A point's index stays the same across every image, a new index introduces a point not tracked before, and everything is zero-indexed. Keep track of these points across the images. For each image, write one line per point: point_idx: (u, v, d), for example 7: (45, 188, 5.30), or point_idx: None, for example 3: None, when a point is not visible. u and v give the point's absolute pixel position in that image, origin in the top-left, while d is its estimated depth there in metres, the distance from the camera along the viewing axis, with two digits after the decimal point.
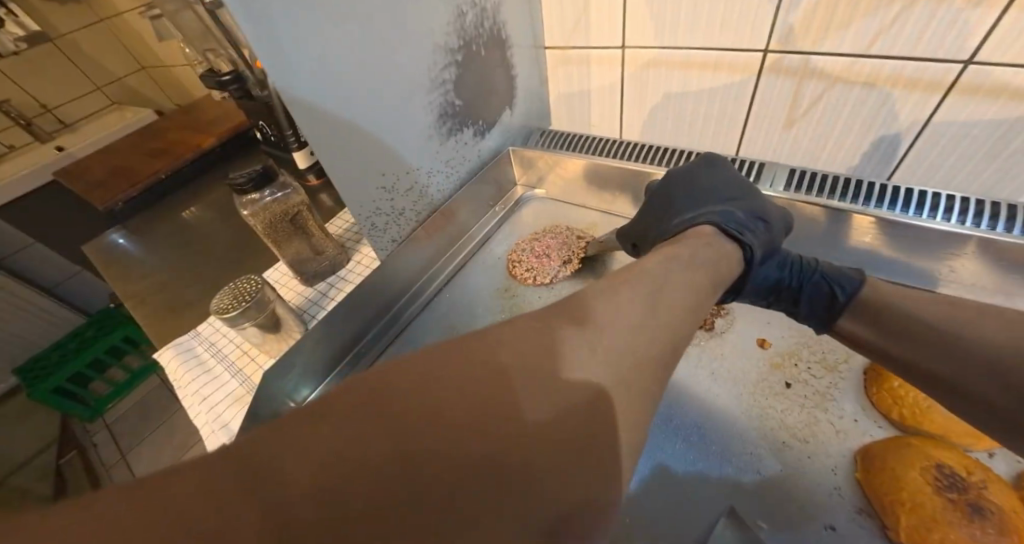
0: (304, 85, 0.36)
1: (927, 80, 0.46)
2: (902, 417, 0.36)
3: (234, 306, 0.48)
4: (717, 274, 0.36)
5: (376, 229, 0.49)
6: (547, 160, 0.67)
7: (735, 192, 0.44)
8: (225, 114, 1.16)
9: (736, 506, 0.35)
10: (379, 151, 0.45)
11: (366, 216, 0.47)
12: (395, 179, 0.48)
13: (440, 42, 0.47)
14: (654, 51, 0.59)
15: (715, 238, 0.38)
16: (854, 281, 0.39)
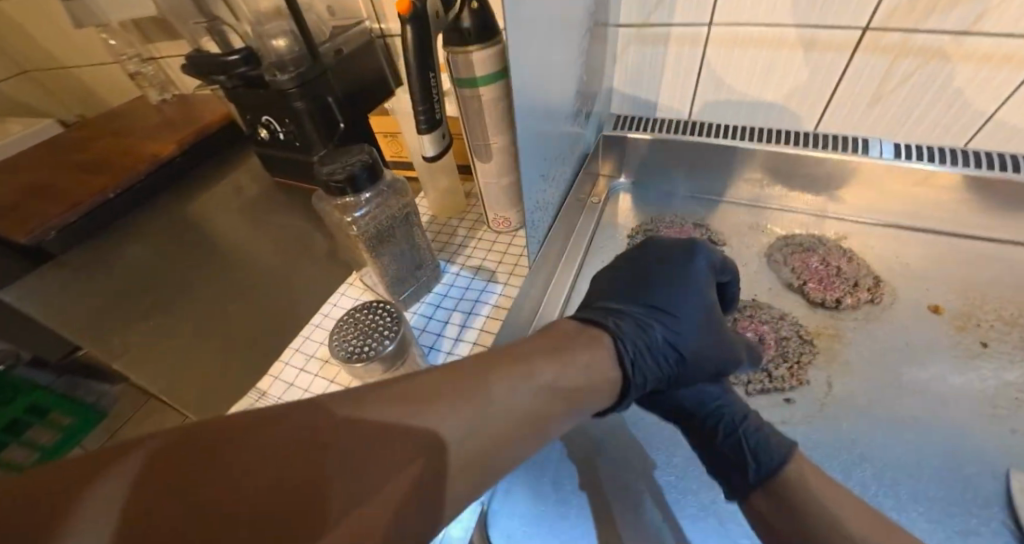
0: (518, 31, 0.29)
1: (1022, 55, 0.48)
2: None
3: (369, 349, 0.34)
4: (595, 394, 0.32)
5: (536, 221, 0.42)
6: (636, 147, 0.62)
7: (646, 301, 0.40)
8: (173, 117, 0.94)
9: (1014, 465, 0.35)
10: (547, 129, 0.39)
11: (532, 207, 0.40)
12: (551, 164, 0.42)
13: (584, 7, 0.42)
14: (743, 29, 0.57)
15: (605, 355, 0.34)
16: (776, 460, 0.35)
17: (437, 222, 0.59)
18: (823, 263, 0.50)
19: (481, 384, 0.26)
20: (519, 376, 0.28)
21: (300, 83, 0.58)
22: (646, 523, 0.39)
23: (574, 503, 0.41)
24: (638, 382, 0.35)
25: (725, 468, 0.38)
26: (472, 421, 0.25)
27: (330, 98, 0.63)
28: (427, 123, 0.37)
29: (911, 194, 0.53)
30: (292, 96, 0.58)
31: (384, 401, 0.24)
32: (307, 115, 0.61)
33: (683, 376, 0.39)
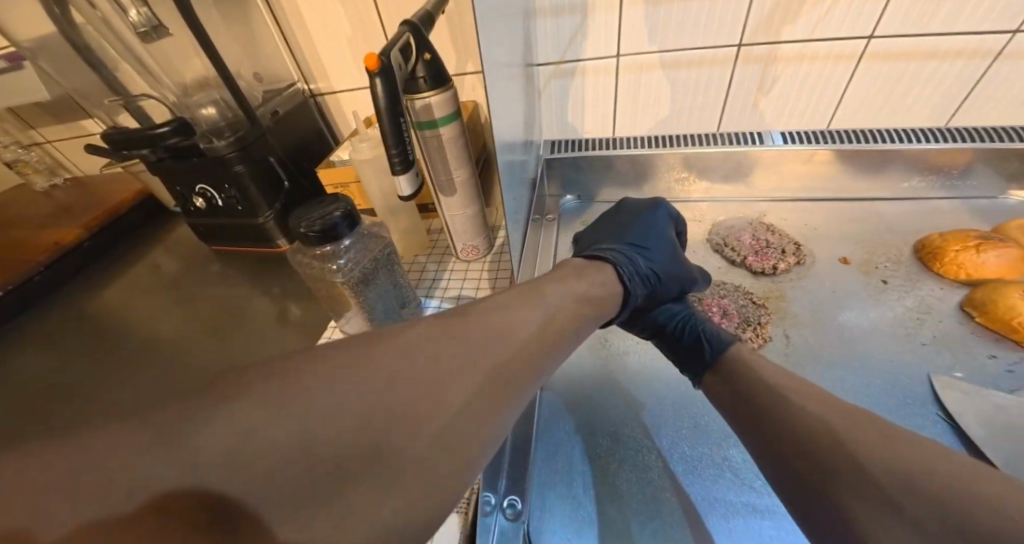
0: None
1: (846, 54, 0.63)
2: (968, 277, 0.49)
3: None
4: (604, 308, 0.44)
5: (512, 229, 0.47)
6: (577, 165, 0.68)
7: (629, 241, 0.52)
8: (64, 199, 0.85)
9: (932, 368, 0.43)
10: (513, 145, 0.46)
11: (512, 211, 0.47)
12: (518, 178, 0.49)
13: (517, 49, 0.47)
14: (646, 56, 0.65)
15: (608, 276, 0.46)
16: (724, 342, 0.45)
17: (407, 263, 0.59)
18: (754, 237, 0.59)
19: (533, 296, 0.38)
20: (560, 289, 0.40)
21: (240, 147, 0.57)
22: (660, 492, 0.39)
23: (585, 494, 0.39)
24: (636, 294, 0.48)
25: (689, 359, 0.46)
26: (536, 319, 0.36)
27: (272, 158, 0.62)
28: (401, 162, 0.40)
29: (803, 172, 0.65)
30: (232, 160, 0.57)
31: (478, 310, 0.34)
32: (250, 178, 0.59)
33: (661, 290, 0.51)
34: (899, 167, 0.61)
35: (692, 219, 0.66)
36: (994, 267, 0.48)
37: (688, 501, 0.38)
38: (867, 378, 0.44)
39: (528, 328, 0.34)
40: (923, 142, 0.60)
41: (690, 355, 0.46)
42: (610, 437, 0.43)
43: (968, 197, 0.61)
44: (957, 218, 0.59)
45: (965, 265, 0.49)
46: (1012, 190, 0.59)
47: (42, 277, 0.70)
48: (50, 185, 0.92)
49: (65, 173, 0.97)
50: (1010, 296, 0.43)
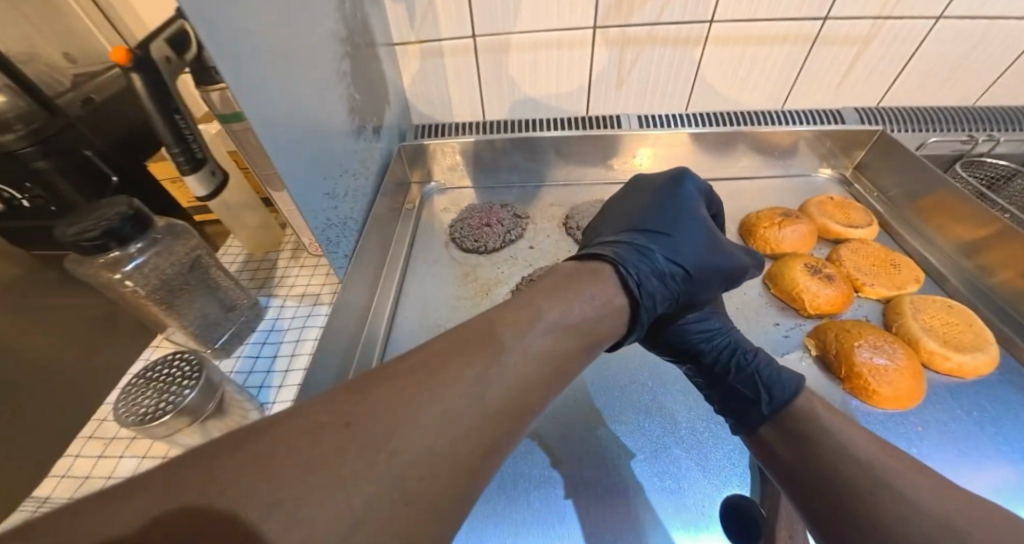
0: (243, 75, 0.30)
1: (692, 37, 0.66)
2: (772, 251, 0.55)
3: (163, 400, 0.32)
4: (611, 326, 0.32)
5: (331, 243, 0.43)
6: (439, 150, 0.66)
7: (647, 236, 0.38)
8: None
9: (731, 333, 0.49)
10: (319, 150, 0.40)
11: (321, 230, 0.41)
12: (335, 183, 0.44)
13: (321, 30, 0.42)
14: (504, 36, 0.64)
15: (609, 280, 0.33)
16: (788, 391, 0.36)
17: (253, 259, 0.56)
18: None
19: (521, 323, 0.27)
20: (554, 310, 0.29)
21: (37, 140, 0.48)
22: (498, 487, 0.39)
23: None
24: (648, 305, 0.34)
25: (740, 407, 0.38)
26: (520, 366, 0.25)
27: (89, 152, 0.54)
28: (190, 163, 0.36)
29: (656, 153, 0.68)
30: (30, 156, 0.48)
31: (431, 359, 0.24)
32: (58, 174, 0.51)
33: (681, 290, 0.38)
34: (735, 149, 0.67)
35: (555, 202, 0.67)
36: (790, 242, 0.54)
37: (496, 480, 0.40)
38: None
39: (496, 384, 0.24)
40: (750, 125, 0.65)
41: (744, 407, 0.38)
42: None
43: (789, 175, 0.68)
44: (777, 196, 0.65)
45: (770, 241, 0.55)
46: (821, 168, 0.67)
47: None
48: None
49: None
50: (793, 270, 0.50)
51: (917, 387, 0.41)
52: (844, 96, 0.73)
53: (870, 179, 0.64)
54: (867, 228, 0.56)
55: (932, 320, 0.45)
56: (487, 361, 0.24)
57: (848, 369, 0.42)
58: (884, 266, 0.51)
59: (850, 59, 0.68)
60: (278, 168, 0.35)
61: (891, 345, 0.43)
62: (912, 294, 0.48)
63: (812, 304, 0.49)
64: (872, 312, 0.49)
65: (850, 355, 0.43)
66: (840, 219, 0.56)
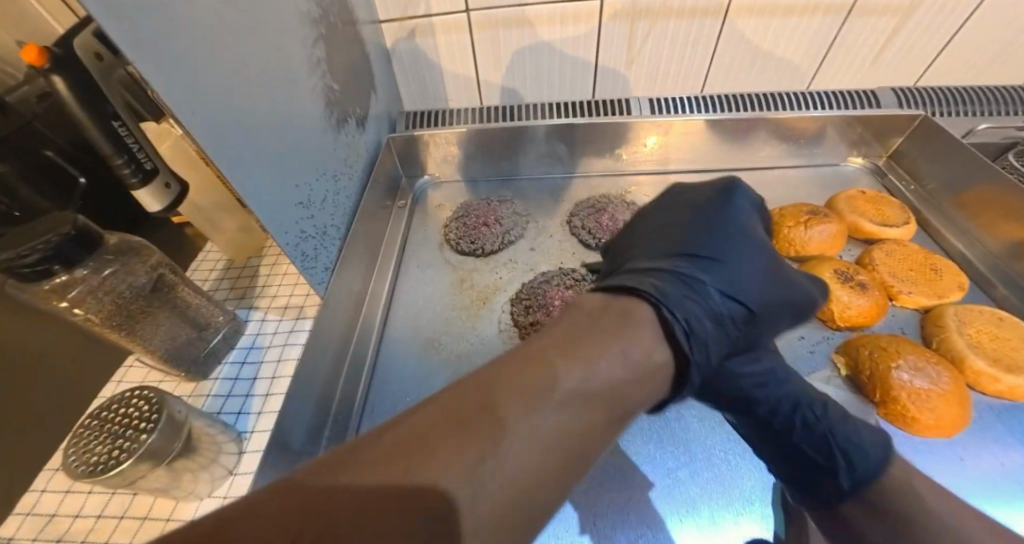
0: (185, 73, 0.25)
1: (711, 9, 0.59)
2: (796, 253, 0.50)
3: (117, 448, 0.29)
4: (648, 387, 0.26)
5: (307, 257, 0.39)
6: (432, 140, 0.61)
7: (690, 261, 0.33)
8: None
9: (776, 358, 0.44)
10: (288, 155, 0.36)
11: (294, 244, 0.37)
12: (310, 190, 0.39)
13: (285, 12, 0.36)
14: (502, 11, 0.58)
15: (651, 317, 0.28)
16: (877, 463, 0.32)
17: (233, 267, 0.51)
18: (611, 219, 0.56)
19: (533, 385, 0.21)
20: (572, 373, 0.23)
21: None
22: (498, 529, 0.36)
23: None
24: (696, 353, 0.29)
25: (814, 469, 0.34)
26: (527, 449, 0.20)
27: (50, 152, 0.44)
28: (138, 175, 0.31)
29: (668, 141, 0.62)
30: None
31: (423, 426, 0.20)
32: (20, 179, 0.42)
33: (732, 329, 0.32)
34: (757, 136, 0.61)
35: (558, 197, 0.62)
36: (818, 243, 0.49)
37: None
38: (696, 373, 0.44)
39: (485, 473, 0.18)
40: (773, 110, 0.59)
41: (820, 471, 0.34)
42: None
43: (814, 164, 0.62)
44: (802, 189, 0.60)
45: (795, 242, 0.50)
46: (851, 156, 0.61)
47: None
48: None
49: None
50: (822, 278, 0.46)
51: (961, 414, 0.37)
52: (877, 74, 0.66)
53: (905, 169, 0.58)
54: (903, 226, 0.50)
55: (980, 335, 0.41)
56: (484, 443, 0.19)
57: (884, 393, 0.38)
58: (922, 271, 0.46)
59: (887, 33, 0.61)
60: (236, 184, 0.30)
61: (934, 367, 0.38)
62: (955, 305, 0.43)
63: (842, 316, 0.44)
64: (908, 324, 0.45)
65: (886, 377, 0.38)
66: (873, 216, 0.51)
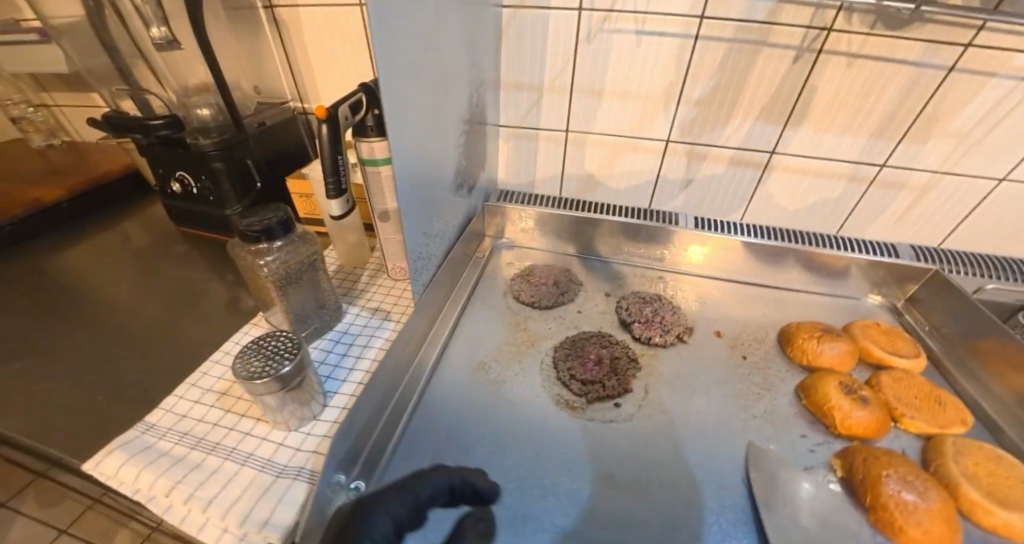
0: (401, 152, 0.41)
1: (754, 161, 0.74)
2: (809, 364, 0.57)
3: (271, 368, 0.41)
4: None
5: (417, 271, 0.52)
6: (513, 213, 0.77)
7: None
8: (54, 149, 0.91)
9: None
10: (429, 199, 0.51)
11: (413, 259, 0.51)
12: (431, 226, 0.54)
13: (452, 115, 0.54)
14: (590, 134, 0.77)
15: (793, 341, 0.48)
16: None
17: (345, 272, 0.66)
18: (654, 311, 0.63)
19: None
20: None
21: (225, 147, 0.64)
22: (505, 524, 0.41)
23: (431, 517, 0.42)
24: None
25: None
26: None
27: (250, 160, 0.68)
28: (335, 190, 0.48)
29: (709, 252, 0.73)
30: (212, 157, 0.63)
31: None
32: (225, 175, 0.66)
33: None
34: (786, 261, 0.71)
35: (605, 275, 0.73)
36: (829, 357, 0.56)
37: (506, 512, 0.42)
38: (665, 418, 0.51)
39: None
40: (802, 245, 0.70)
41: None
42: (480, 440, 0.48)
43: (837, 296, 0.70)
44: (823, 314, 0.67)
45: (808, 352, 0.57)
46: (871, 293, 0.69)
47: (10, 229, 0.73)
48: (46, 144, 0.91)
49: (66, 136, 0.95)
50: (829, 387, 0.52)
51: (952, 532, 0.40)
52: (900, 236, 0.76)
53: (921, 313, 0.65)
54: (912, 358, 0.56)
55: (975, 467, 0.44)
56: None
57: (874, 499, 0.42)
58: (928, 401, 0.51)
59: (909, 203, 0.72)
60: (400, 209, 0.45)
61: (921, 482, 0.42)
62: (955, 437, 0.47)
63: (845, 423, 0.49)
64: (911, 447, 0.48)
65: (877, 484, 0.43)
66: (884, 346, 0.58)
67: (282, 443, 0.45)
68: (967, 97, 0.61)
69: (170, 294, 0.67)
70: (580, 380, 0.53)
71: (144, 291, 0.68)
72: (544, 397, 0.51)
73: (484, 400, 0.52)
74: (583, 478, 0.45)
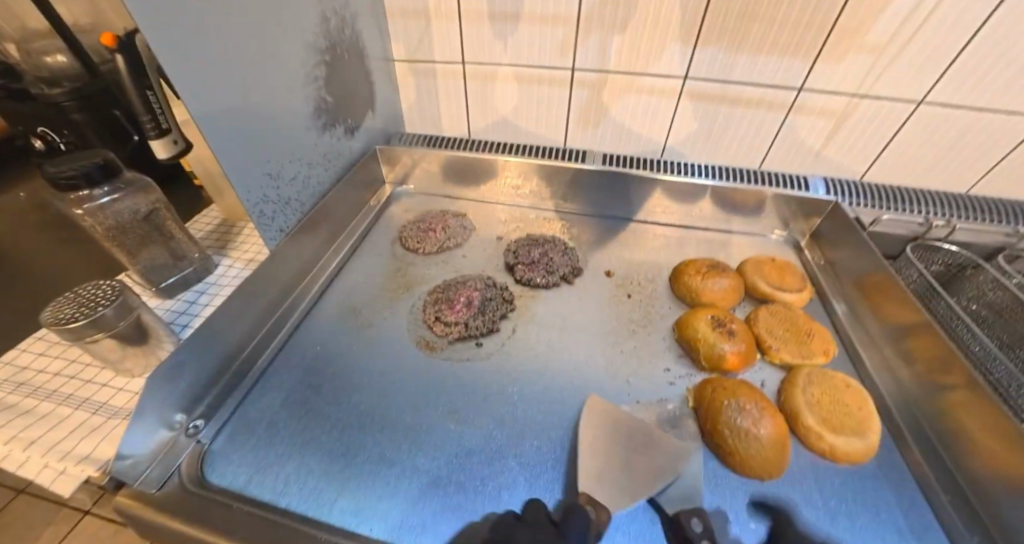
0: (193, 80, 0.38)
1: (666, 89, 0.69)
2: (691, 300, 0.55)
3: (85, 313, 0.39)
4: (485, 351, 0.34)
5: (264, 216, 0.50)
6: (411, 157, 0.72)
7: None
8: None
9: None
10: (264, 137, 0.47)
11: (254, 203, 0.48)
12: (281, 167, 0.51)
13: (294, 42, 0.50)
14: (491, 66, 0.71)
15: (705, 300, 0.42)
16: None
17: (223, 225, 0.63)
18: (542, 253, 0.61)
19: None
20: None
21: (77, 97, 0.55)
22: (336, 458, 0.42)
23: (266, 458, 0.42)
24: None
25: None
26: None
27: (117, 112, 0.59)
28: (155, 131, 0.45)
29: (615, 190, 0.69)
30: (68, 108, 0.55)
31: None
32: (89, 127, 0.57)
33: None
34: (691, 198, 0.67)
35: (506, 219, 0.70)
36: (712, 293, 0.54)
37: (343, 446, 0.43)
38: (526, 357, 0.50)
39: None
40: (710, 180, 0.66)
41: None
42: (331, 384, 0.48)
43: (745, 233, 0.67)
44: (725, 251, 0.65)
45: (690, 289, 0.55)
46: (776, 230, 0.66)
47: None
48: None
49: None
50: (699, 321, 0.50)
51: (780, 459, 0.40)
52: (820, 167, 0.72)
53: (821, 249, 0.63)
54: (796, 293, 0.54)
55: (821, 396, 0.43)
56: None
57: (713, 427, 0.42)
58: (798, 333, 0.49)
59: (828, 130, 0.67)
60: (215, 147, 0.42)
61: (757, 409, 0.41)
62: (813, 367, 0.46)
63: (708, 356, 0.48)
64: (770, 378, 0.47)
65: (719, 413, 0.42)
66: (771, 280, 0.55)
67: (122, 389, 0.42)
68: (880, 5, 0.54)
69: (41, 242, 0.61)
70: (446, 321, 0.52)
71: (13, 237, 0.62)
72: (406, 339, 0.52)
73: (348, 347, 0.51)
74: (427, 415, 0.44)
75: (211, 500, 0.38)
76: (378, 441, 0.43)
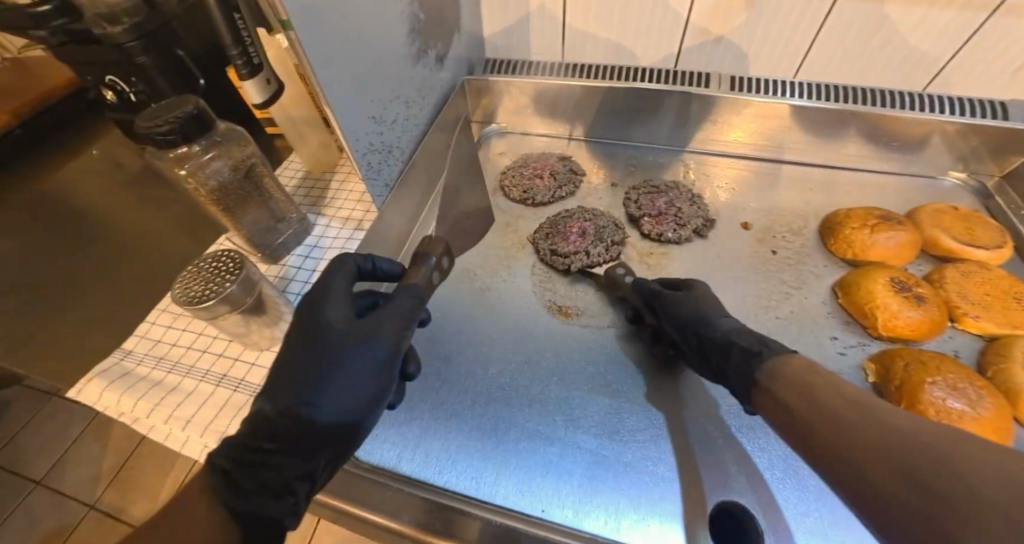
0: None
1: None
2: (853, 257, 0.48)
3: (209, 290, 0.35)
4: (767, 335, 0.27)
5: (372, 169, 0.44)
6: (501, 89, 0.62)
7: (292, 480, 0.27)
8: None
9: None
10: (368, 71, 0.40)
11: (362, 152, 0.42)
12: (384, 108, 0.43)
13: None
14: None
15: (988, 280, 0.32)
16: None
17: (310, 178, 0.57)
18: (668, 202, 0.54)
19: None
20: None
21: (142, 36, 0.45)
22: (484, 431, 0.39)
23: (407, 430, 0.39)
24: None
25: None
26: None
27: (182, 52, 0.50)
28: (247, 68, 0.37)
29: (747, 122, 0.57)
30: (131, 50, 0.46)
31: None
32: (157, 72, 0.49)
33: None
34: (845, 131, 0.55)
35: (616, 162, 0.61)
36: (882, 250, 0.46)
37: (489, 420, 0.39)
38: None
39: None
40: (880, 107, 0.52)
41: None
42: (461, 352, 0.44)
43: (906, 172, 0.57)
44: (882, 196, 0.55)
45: (854, 244, 0.47)
46: (953, 170, 0.55)
47: None
48: None
49: None
50: (876, 284, 0.42)
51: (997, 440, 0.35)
52: None
53: (1017, 194, 0.53)
54: (993, 250, 0.46)
55: None
56: None
57: (909, 405, 0.36)
58: (1000, 298, 0.42)
59: None
60: (323, 86, 0.34)
61: (975, 389, 0.36)
62: None
63: (888, 325, 0.41)
64: (965, 348, 0.41)
65: (917, 391, 0.36)
66: (959, 234, 0.46)
67: (255, 364, 0.40)
68: None
69: (125, 199, 0.58)
70: (564, 254, 0.50)
71: (98, 195, 0.59)
72: (534, 303, 0.47)
73: (472, 311, 0.47)
74: (575, 388, 0.41)
75: (370, 477, 0.36)
76: (527, 413, 0.40)
